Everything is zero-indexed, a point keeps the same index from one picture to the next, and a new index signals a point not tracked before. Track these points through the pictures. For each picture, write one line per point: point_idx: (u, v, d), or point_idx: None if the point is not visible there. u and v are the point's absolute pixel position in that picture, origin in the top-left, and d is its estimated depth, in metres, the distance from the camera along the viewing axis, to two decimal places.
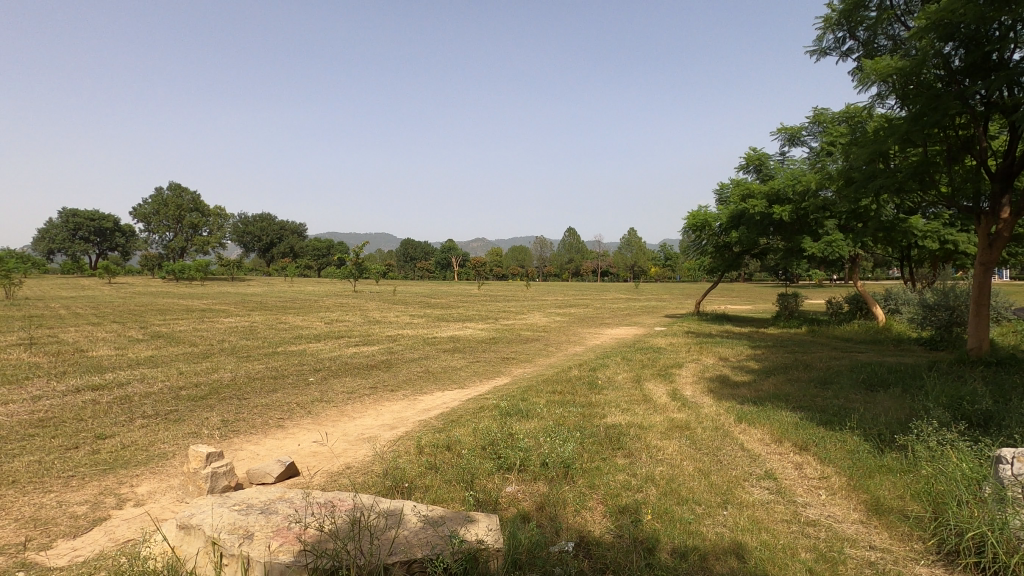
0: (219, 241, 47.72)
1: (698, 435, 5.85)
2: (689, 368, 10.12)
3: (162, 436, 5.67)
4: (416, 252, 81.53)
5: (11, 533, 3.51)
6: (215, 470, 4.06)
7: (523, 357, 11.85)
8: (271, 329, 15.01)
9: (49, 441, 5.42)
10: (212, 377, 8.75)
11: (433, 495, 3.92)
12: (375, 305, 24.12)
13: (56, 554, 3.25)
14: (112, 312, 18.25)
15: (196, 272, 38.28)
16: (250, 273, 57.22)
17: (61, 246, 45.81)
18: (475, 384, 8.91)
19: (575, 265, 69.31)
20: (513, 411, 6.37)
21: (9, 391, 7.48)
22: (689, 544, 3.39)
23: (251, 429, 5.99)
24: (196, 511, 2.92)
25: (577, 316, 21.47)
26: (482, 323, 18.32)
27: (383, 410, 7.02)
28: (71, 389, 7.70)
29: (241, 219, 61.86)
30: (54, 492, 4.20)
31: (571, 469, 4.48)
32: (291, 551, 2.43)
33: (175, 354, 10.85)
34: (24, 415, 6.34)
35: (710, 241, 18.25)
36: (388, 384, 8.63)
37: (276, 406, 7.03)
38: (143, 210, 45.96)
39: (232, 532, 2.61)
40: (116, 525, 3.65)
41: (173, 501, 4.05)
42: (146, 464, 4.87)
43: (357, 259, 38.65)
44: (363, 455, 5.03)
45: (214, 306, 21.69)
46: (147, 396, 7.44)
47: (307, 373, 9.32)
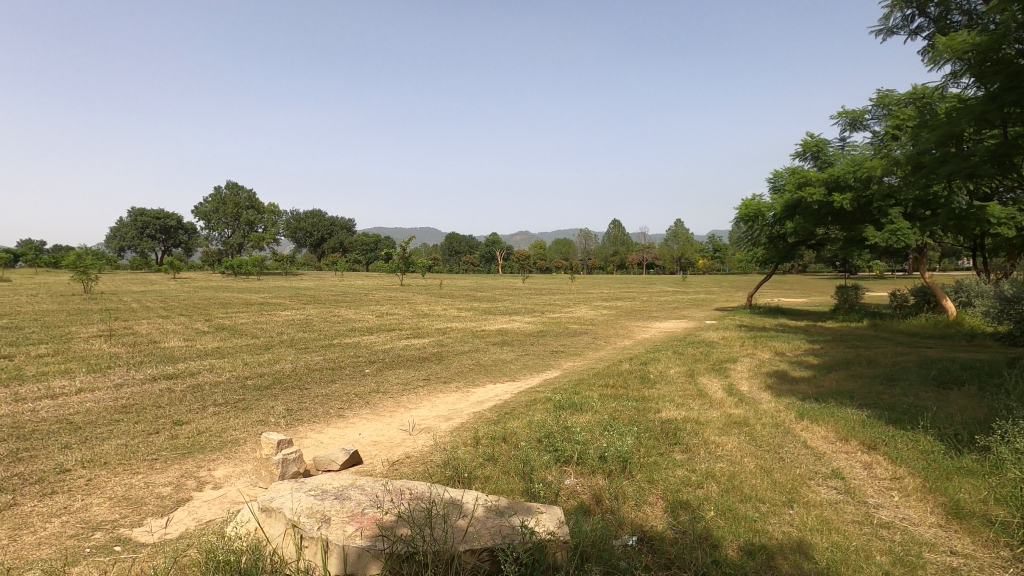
0: (274, 238, 49.63)
1: (757, 431, 5.69)
2: (744, 363, 9.86)
3: (234, 423, 5.99)
4: (461, 247, 82.70)
5: (106, 510, 3.79)
6: (286, 457, 4.25)
7: (571, 350, 11.82)
8: (326, 322, 15.56)
9: (133, 426, 5.81)
10: (275, 367, 9.16)
11: (492, 486, 3.98)
12: (423, 298, 24.60)
13: (147, 531, 3.49)
14: (178, 305, 19.29)
15: (253, 267, 40.00)
16: (303, 267, 59.35)
17: (131, 243, 48.64)
18: (525, 377, 8.97)
19: (620, 257, 68.29)
20: (566, 404, 6.39)
21: (94, 379, 8.06)
22: (756, 543, 3.32)
23: (315, 419, 6.24)
24: (276, 494, 3.08)
25: (625, 309, 21.23)
26: (529, 316, 18.37)
27: (438, 401, 7.17)
28: (148, 378, 8.21)
29: (294, 215, 64.17)
30: (141, 473, 4.51)
31: (628, 464, 4.45)
32: (367, 536, 2.53)
33: (239, 346, 11.41)
34: (109, 401, 6.82)
35: (764, 231, 17.62)
36: (440, 376, 8.80)
37: (336, 396, 7.29)
38: (203, 208, 48.23)
39: (310, 516, 2.74)
40: (198, 506, 3.88)
41: (248, 486, 4.27)
42: (220, 449, 5.15)
43: (403, 253, 39.31)
44: (422, 445, 5.16)
45: (270, 299, 22.60)
46: (217, 385, 7.86)
47: (362, 364, 9.62)
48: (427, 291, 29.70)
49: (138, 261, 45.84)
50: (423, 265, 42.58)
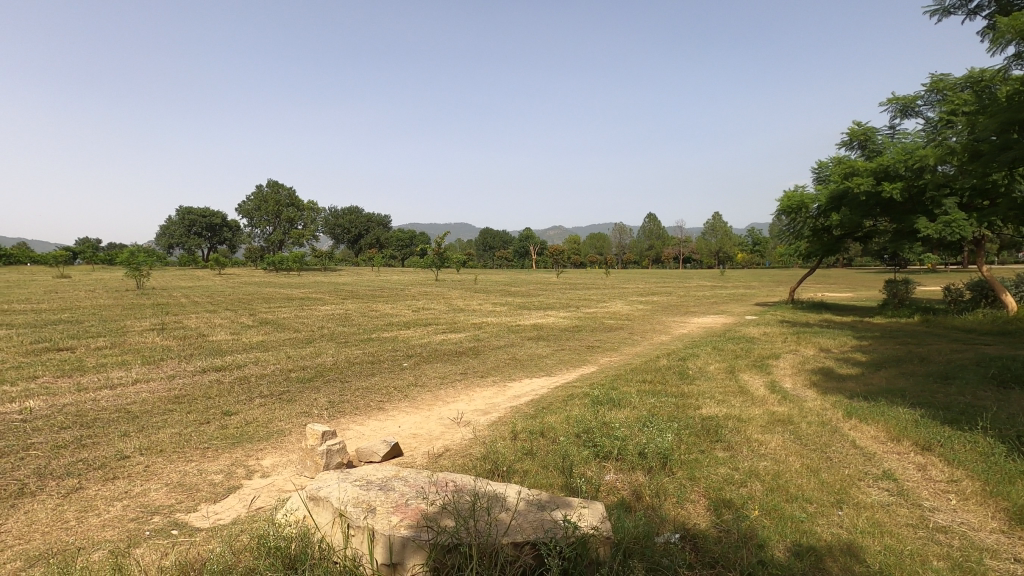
0: (313, 234, 50.84)
1: (803, 430, 5.53)
2: (787, 359, 9.59)
3: (279, 414, 6.19)
4: (494, 242, 83.10)
5: (163, 496, 3.97)
6: (330, 447, 4.37)
7: (607, 346, 11.72)
8: (364, 317, 15.88)
9: (186, 416, 6.07)
10: (317, 361, 9.41)
11: (531, 480, 4.00)
12: (458, 293, 24.81)
13: (201, 516, 3.64)
14: (224, 300, 20.01)
15: (293, 263, 41.14)
16: (342, 263, 60.66)
17: (179, 240, 50.63)
18: (561, 372, 8.95)
19: (656, 252, 67.29)
20: (604, 399, 6.34)
21: (149, 370, 8.45)
22: (803, 544, 3.24)
23: (356, 411, 6.38)
24: (323, 484, 3.17)
25: (661, 304, 20.93)
26: (564, 311, 18.30)
27: (475, 395, 7.23)
28: (199, 370, 8.56)
29: (332, 212, 65.55)
30: (194, 461, 4.71)
31: (669, 461, 4.39)
32: (411, 526, 2.58)
33: (283, 339, 11.77)
34: (163, 392, 7.14)
35: (807, 224, 17.06)
36: (477, 370, 8.87)
37: (376, 389, 7.44)
38: (246, 206, 49.75)
39: (356, 505, 2.81)
40: (248, 493, 4.03)
41: (294, 475, 4.40)
42: (267, 439, 5.33)
43: (438, 248, 39.65)
44: (461, 439, 5.22)
45: (310, 295, 23.19)
46: (263, 377, 8.13)
47: (400, 358, 9.78)
48: (462, 286, 29.95)
49: (185, 258, 47.69)
50: (457, 260, 42.94)
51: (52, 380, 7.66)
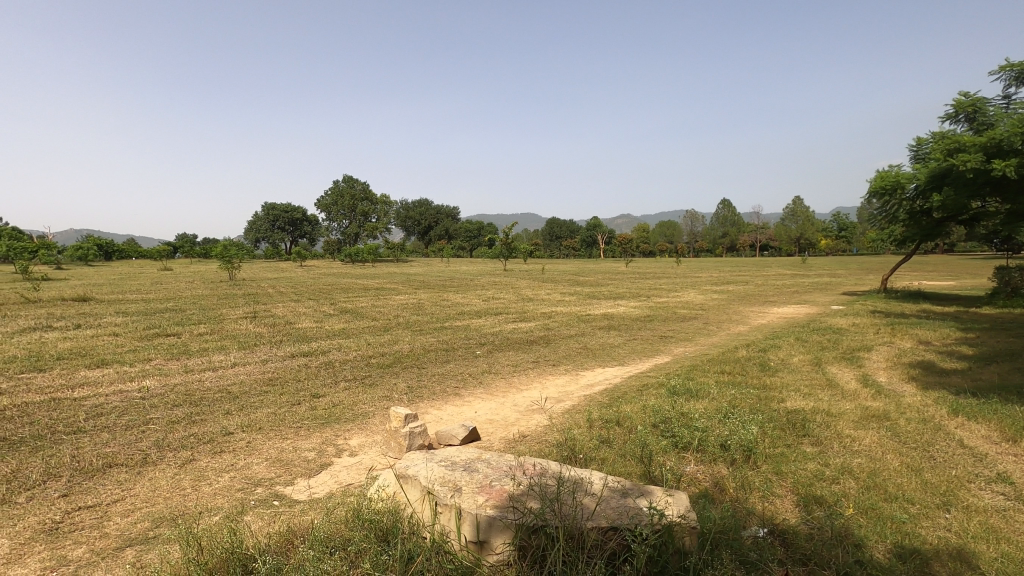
0: (386, 227, 52.63)
1: (902, 426, 5.16)
2: (881, 352, 8.95)
3: (363, 397, 6.52)
4: (561, 231, 82.70)
5: (264, 469, 4.30)
6: (412, 430, 4.55)
7: (682, 336, 11.39)
8: (437, 306, 16.32)
9: (279, 397, 6.52)
10: (395, 347, 9.81)
11: (609, 467, 3.99)
12: (526, 283, 24.95)
13: (298, 489, 3.91)
14: (306, 290, 21.15)
15: (368, 255, 42.85)
16: (413, 254, 62.43)
17: (264, 234, 53.98)
18: (635, 362, 8.81)
19: (730, 239, 64.47)
20: (681, 389, 6.20)
21: (245, 355, 9.14)
22: (906, 546, 3.03)
23: (434, 396, 6.60)
24: (411, 463, 3.32)
25: (738, 294, 20.06)
26: (634, 300, 17.97)
27: (548, 383, 7.27)
28: (288, 355, 9.15)
29: (403, 204, 67.53)
30: (290, 438, 5.07)
31: (753, 454, 4.24)
32: (497, 506, 2.65)
33: (362, 327, 12.33)
34: (258, 374, 7.70)
35: (902, 206, 15.75)
36: (548, 358, 8.91)
37: (451, 375, 7.65)
38: (324, 201, 52.24)
39: (443, 484, 2.93)
40: (338, 470, 4.28)
41: (379, 455, 4.62)
42: (353, 421, 5.62)
43: (506, 238, 39.87)
44: (537, 425, 5.28)
45: (385, 285, 24.10)
46: (346, 362, 8.58)
47: (473, 346, 9.99)
48: (530, 275, 30.08)
49: (270, 251, 50.77)
50: (525, 250, 43.05)
51: (163, 362, 8.45)
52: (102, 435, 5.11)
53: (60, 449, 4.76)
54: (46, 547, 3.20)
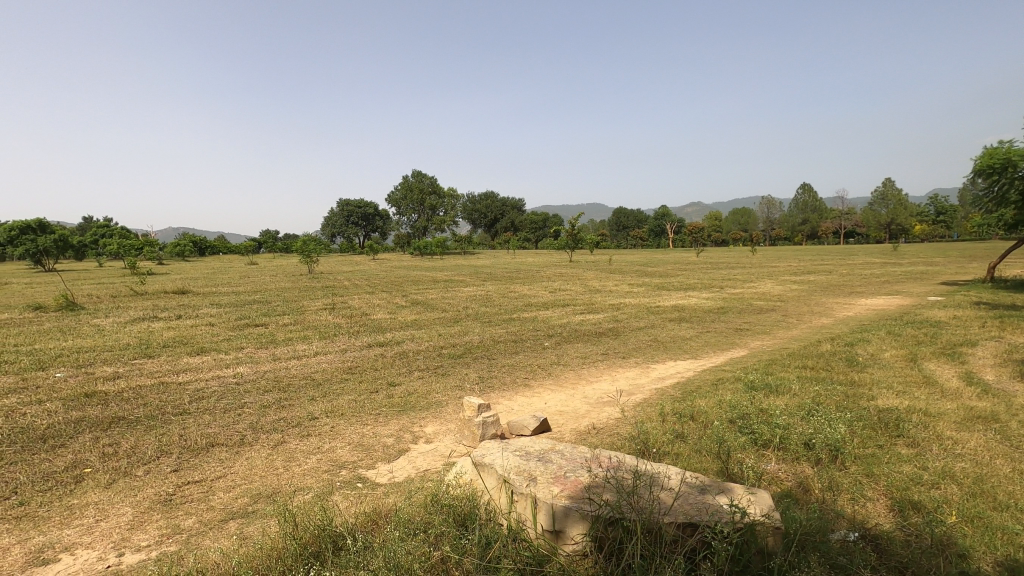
0: (453, 220, 53.61)
1: (1013, 429, 4.70)
2: (987, 347, 8.18)
3: (436, 386, 6.74)
4: (628, 221, 81.11)
5: (347, 453, 4.55)
6: (485, 419, 4.65)
7: (758, 328, 10.90)
8: (505, 298, 16.51)
9: (359, 385, 6.86)
10: (465, 338, 10.03)
11: (684, 462, 3.90)
12: (592, 274, 24.70)
13: (378, 473, 4.11)
14: (379, 283, 21.97)
15: (437, 248, 43.90)
16: (480, 246, 63.28)
17: (340, 229, 56.53)
18: (708, 355, 8.53)
19: (811, 226, 60.78)
20: (758, 384, 5.95)
21: (326, 344, 9.66)
22: (1020, 559, 2.77)
23: (504, 386, 6.72)
24: (487, 451, 3.41)
25: (820, 284, 18.90)
26: (707, 291, 17.34)
27: (618, 376, 7.20)
28: (365, 345, 9.58)
29: (470, 197, 68.51)
30: (369, 424, 5.33)
31: (840, 454, 4.01)
32: (572, 497, 2.68)
33: (433, 319, 12.70)
34: (339, 363, 8.14)
35: (1013, 186, 14.23)
36: (618, 350, 8.81)
37: (521, 366, 7.74)
38: (394, 196, 53.96)
39: (519, 473, 2.99)
40: (416, 456, 4.46)
41: (454, 443, 4.77)
42: (427, 409, 5.82)
43: (572, 229, 39.53)
44: (608, 418, 5.26)
45: (453, 277, 24.62)
46: (420, 352, 8.88)
47: (542, 337, 10.03)
48: (596, 266, 29.76)
49: (345, 245, 53.08)
50: (592, 240, 42.48)
51: (254, 350, 9.10)
52: (205, 416, 5.60)
53: (170, 428, 5.25)
54: (162, 517, 3.55)
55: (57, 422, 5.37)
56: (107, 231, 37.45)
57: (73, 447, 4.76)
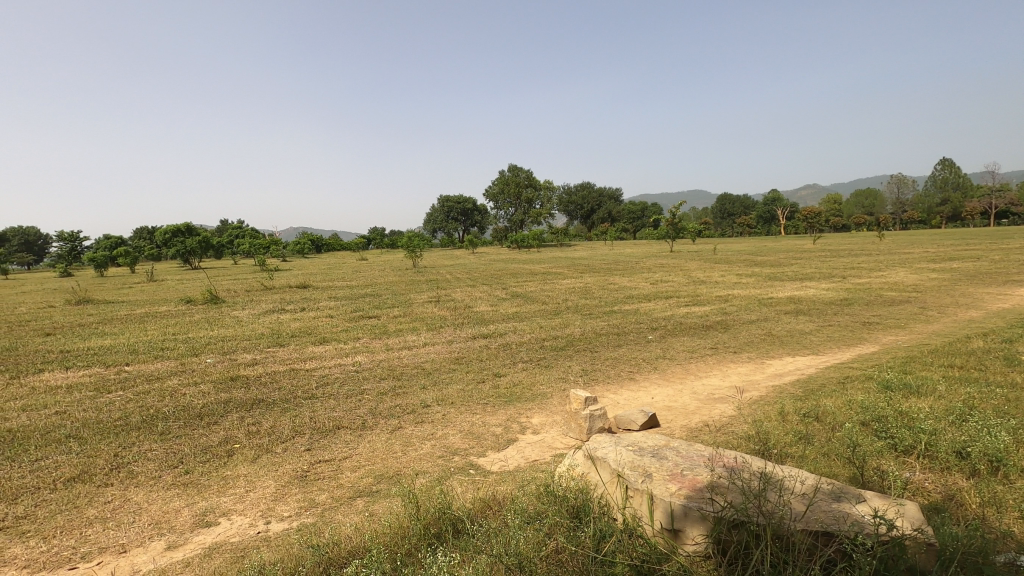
0: (550, 213, 53.59)
1: None
2: None
3: (540, 377, 6.82)
4: (734, 207, 76.54)
5: (459, 440, 4.74)
6: (592, 412, 4.65)
7: (891, 322, 9.82)
8: (604, 290, 16.29)
9: (466, 375, 7.12)
10: (567, 331, 10.04)
11: (811, 466, 3.62)
12: (696, 264, 23.61)
13: (489, 461, 4.24)
14: (479, 276, 22.57)
15: (534, 241, 44.14)
16: (576, 238, 62.82)
17: (441, 225, 58.77)
18: (832, 351, 7.85)
19: (954, 206, 53.63)
20: (894, 383, 5.39)
21: (433, 335, 10.11)
22: None
23: (609, 379, 6.65)
24: (599, 445, 3.41)
25: (965, 272, 16.66)
26: (827, 281, 15.94)
27: (729, 371, 6.85)
28: (469, 336, 9.90)
29: (566, 189, 68.19)
30: (478, 413, 5.50)
31: (1003, 465, 3.51)
32: (690, 497, 2.60)
33: (534, 311, 12.82)
34: (446, 353, 8.49)
35: None
36: (728, 345, 8.37)
37: (625, 360, 7.60)
38: (492, 190, 54.99)
39: (633, 469, 2.96)
40: (524, 446, 4.55)
41: (561, 434, 4.80)
42: (533, 400, 5.90)
43: (673, 218, 37.92)
44: (721, 415, 5.02)
45: (551, 269, 24.72)
46: (522, 344, 9.01)
47: (645, 330, 9.78)
48: (700, 256, 28.40)
49: (445, 240, 55.10)
50: (694, 229, 40.58)
51: (369, 340, 9.76)
52: (331, 401, 6.10)
53: (302, 411, 5.79)
54: (299, 491, 3.92)
55: (211, 401, 6.12)
56: (241, 232, 41.81)
57: (225, 425, 5.39)
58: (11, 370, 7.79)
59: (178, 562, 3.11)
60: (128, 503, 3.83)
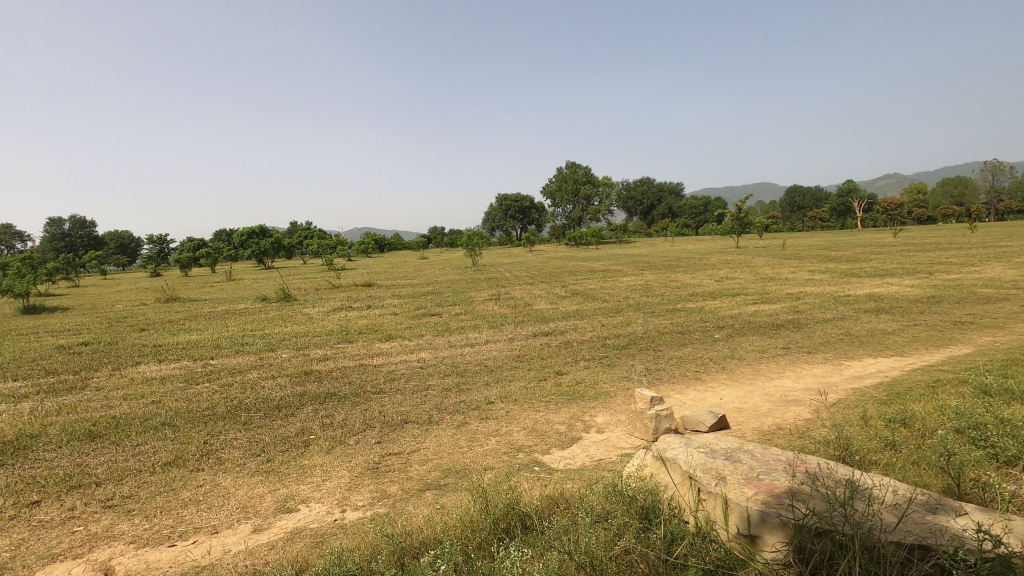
0: (608, 209, 52.84)
1: None
2: None
3: (602, 376, 6.76)
4: (805, 200, 72.68)
5: (523, 437, 4.77)
6: (658, 412, 4.58)
7: (987, 322, 9.03)
8: (667, 287, 15.90)
9: (528, 372, 7.15)
10: (629, 329, 9.88)
11: (899, 474, 3.40)
12: (764, 261, 22.62)
13: (554, 459, 4.25)
14: (538, 274, 22.59)
15: (592, 237, 43.65)
16: (636, 234, 61.61)
17: (499, 223, 59.32)
18: (919, 352, 7.32)
19: None
20: (993, 386, 4.95)
21: (494, 333, 10.23)
22: None
23: (674, 379, 6.50)
24: (668, 445, 3.35)
25: None
26: (911, 278, 14.85)
27: (804, 373, 6.53)
28: (530, 334, 9.94)
29: (625, 185, 67.01)
30: (541, 411, 5.52)
31: None
32: (768, 502, 2.51)
33: (594, 309, 12.72)
34: (507, 351, 8.57)
35: None
36: (801, 345, 7.96)
37: (690, 359, 7.40)
38: (550, 187, 54.90)
39: (706, 472, 2.90)
40: (589, 445, 4.52)
41: (625, 434, 4.74)
42: (596, 399, 5.86)
43: (738, 212, 36.46)
44: (796, 418, 4.80)
45: (611, 266, 24.40)
46: (584, 342, 8.95)
47: (711, 329, 9.48)
48: (769, 252, 27.17)
49: (503, 238, 55.52)
50: (761, 224, 38.89)
51: (432, 337, 10.01)
52: (398, 396, 6.30)
53: (371, 404, 6.02)
54: (371, 481, 4.07)
55: (288, 394, 6.46)
56: (310, 233, 43.74)
57: (301, 416, 5.69)
58: (112, 362, 8.53)
59: (264, 544, 3.31)
60: (217, 487, 4.11)
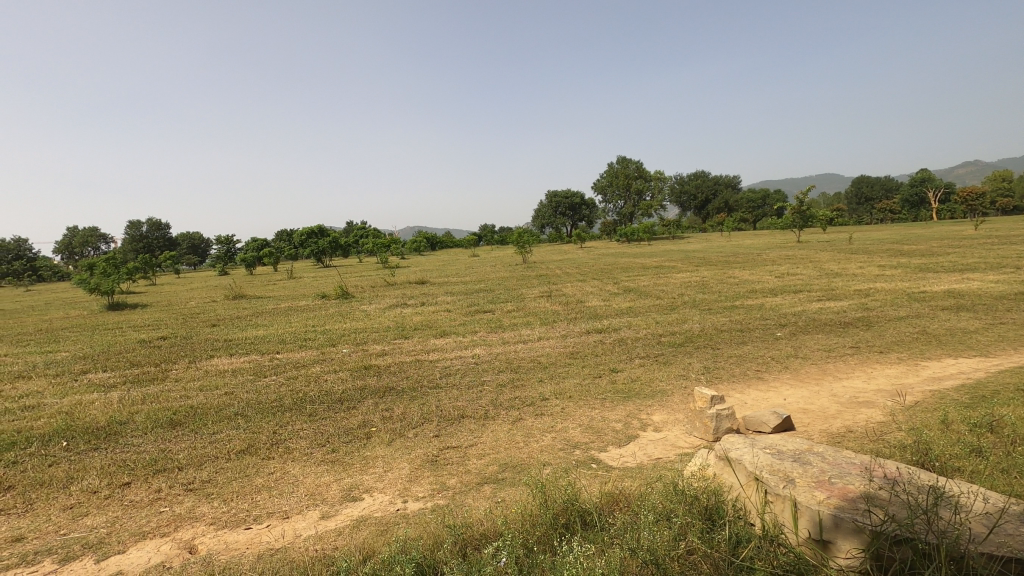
0: (661, 205, 51.65)
1: None
2: None
3: (658, 374, 6.64)
4: (874, 191, 68.53)
5: (579, 434, 4.76)
6: (719, 412, 4.46)
7: None
8: (724, 284, 15.41)
9: (582, 369, 7.12)
10: (685, 326, 9.66)
11: (986, 482, 3.18)
12: (830, 255, 21.51)
13: (612, 456, 4.22)
14: (589, 271, 22.34)
15: (644, 234, 42.69)
16: (690, 229, 59.92)
17: (549, 220, 59.12)
18: (1006, 353, 6.79)
19: None
20: None
21: (546, 330, 10.23)
22: None
23: (734, 378, 6.31)
24: (731, 445, 3.28)
25: None
26: (996, 273, 13.75)
27: (875, 373, 6.19)
28: (583, 331, 9.88)
29: (678, 179, 65.33)
30: (597, 408, 5.49)
31: None
32: (840, 506, 2.42)
33: (648, 306, 12.48)
34: (560, 348, 8.55)
35: None
36: (871, 344, 7.55)
37: (751, 358, 7.15)
38: (601, 183, 54.23)
39: (773, 473, 2.82)
40: (646, 444, 4.46)
41: (684, 433, 4.64)
42: (653, 397, 5.77)
43: (799, 205, 34.82)
44: (867, 421, 4.57)
45: (665, 262, 23.87)
46: (638, 340, 8.82)
47: (773, 327, 9.13)
48: (835, 246, 25.78)
49: (553, 235, 55.28)
50: (824, 218, 36.98)
51: (485, 334, 10.11)
52: (454, 391, 6.42)
53: (429, 399, 6.16)
54: (430, 474, 4.18)
55: (349, 388, 6.70)
56: (365, 232, 45.03)
57: (362, 409, 5.89)
58: (188, 355, 9.09)
59: (332, 530, 3.46)
60: (287, 475, 4.32)
